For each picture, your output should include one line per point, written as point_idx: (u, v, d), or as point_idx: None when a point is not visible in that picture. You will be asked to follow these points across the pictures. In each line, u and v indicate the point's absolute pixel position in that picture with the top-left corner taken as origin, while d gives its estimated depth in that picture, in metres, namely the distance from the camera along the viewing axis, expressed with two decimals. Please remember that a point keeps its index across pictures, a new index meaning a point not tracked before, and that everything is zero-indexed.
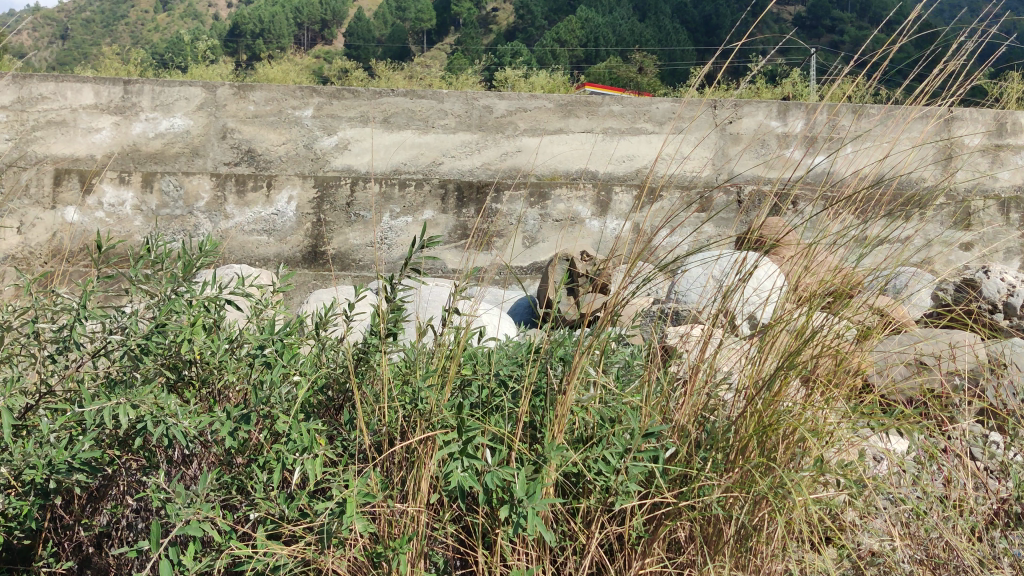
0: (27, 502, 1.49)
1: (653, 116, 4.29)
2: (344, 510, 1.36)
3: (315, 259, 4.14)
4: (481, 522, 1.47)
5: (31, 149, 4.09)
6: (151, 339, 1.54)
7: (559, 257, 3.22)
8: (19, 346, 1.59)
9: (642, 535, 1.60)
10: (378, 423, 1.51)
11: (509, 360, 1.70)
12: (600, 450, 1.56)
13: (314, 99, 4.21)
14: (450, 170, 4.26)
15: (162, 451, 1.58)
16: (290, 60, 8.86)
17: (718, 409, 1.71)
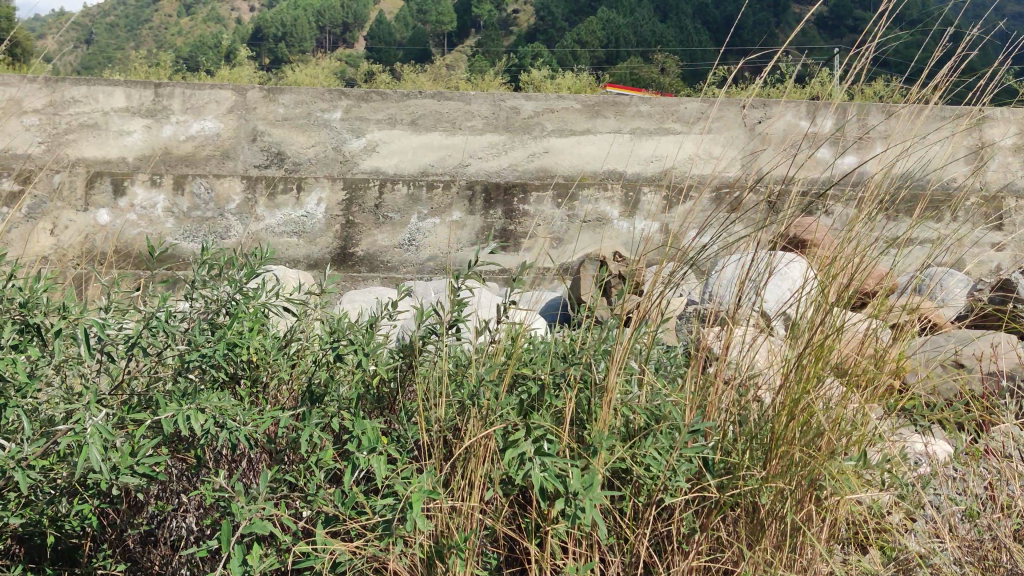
0: (89, 504, 1.52)
1: (681, 116, 4.26)
2: (404, 507, 1.39)
3: (344, 260, 4.18)
4: (533, 519, 1.49)
5: (64, 152, 4.13)
6: (218, 348, 1.58)
7: (591, 257, 3.23)
8: (78, 350, 1.63)
9: (690, 532, 1.60)
10: (432, 421, 1.54)
11: (554, 356, 1.71)
12: (650, 445, 1.56)
13: (343, 101, 4.22)
14: (477, 171, 4.27)
15: (213, 450, 1.62)
16: (318, 61, 8.95)
17: (757, 406, 1.73)
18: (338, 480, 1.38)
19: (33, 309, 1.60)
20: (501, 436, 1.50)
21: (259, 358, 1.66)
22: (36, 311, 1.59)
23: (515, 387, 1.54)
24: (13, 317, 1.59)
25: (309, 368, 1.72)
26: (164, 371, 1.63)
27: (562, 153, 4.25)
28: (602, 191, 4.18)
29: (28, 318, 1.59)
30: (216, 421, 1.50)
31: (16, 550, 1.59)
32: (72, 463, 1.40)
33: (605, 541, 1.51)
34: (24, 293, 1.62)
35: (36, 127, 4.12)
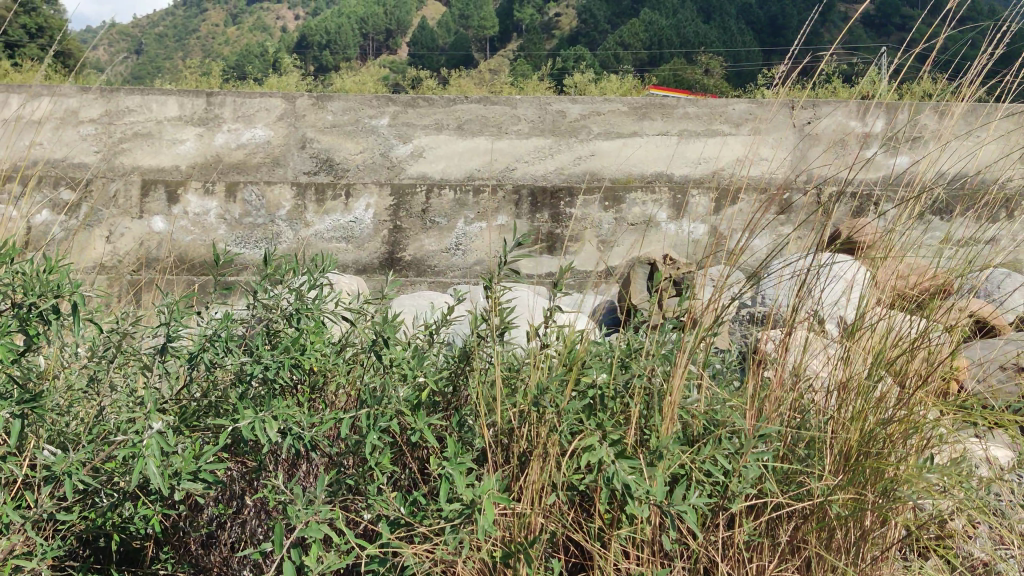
0: (153, 507, 1.54)
1: (729, 118, 4.24)
2: (469, 513, 1.41)
3: (392, 265, 4.21)
4: (596, 524, 1.50)
5: (119, 160, 4.24)
6: (277, 354, 1.59)
7: (641, 259, 3.22)
8: (136, 354, 1.64)
9: (752, 538, 1.59)
10: (493, 424, 1.56)
11: (610, 360, 1.72)
12: (710, 451, 1.55)
13: (390, 108, 4.26)
14: (523, 175, 4.28)
15: (275, 454, 1.64)
16: (368, 70, 9.07)
17: (814, 410, 1.72)
18: (404, 484, 1.40)
19: (35, 289, 1.45)
20: (564, 441, 1.51)
21: (316, 364, 1.69)
22: (41, 295, 1.44)
23: (576, 392, 1.55)
24: (23, 305, 1.45)
25: (366, 372, 1.73)
26: (223, 375, 1.65)
27: (608, 156, 4.24)
28: (650, 193, 4.12)
29: (36, 302, 1.44)
30: (281, 426, 1.51)
31: (81, 551, 1.61)
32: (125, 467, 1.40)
33: (668, 545, 1.52)
34: (35, 274, 1.47)
35: (92, 137, 4.21)
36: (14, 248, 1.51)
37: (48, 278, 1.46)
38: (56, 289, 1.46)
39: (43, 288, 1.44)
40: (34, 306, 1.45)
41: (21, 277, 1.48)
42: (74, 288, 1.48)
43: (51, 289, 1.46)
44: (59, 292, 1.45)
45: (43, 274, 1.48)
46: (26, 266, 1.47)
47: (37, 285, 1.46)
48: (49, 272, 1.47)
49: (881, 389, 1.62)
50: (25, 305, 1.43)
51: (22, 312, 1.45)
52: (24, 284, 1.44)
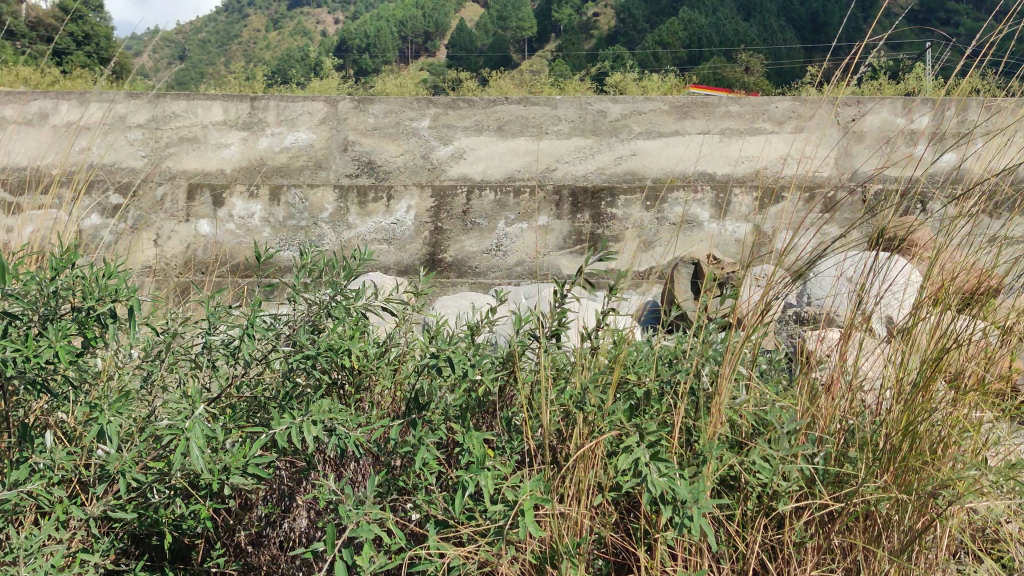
0: (205, 505, 1.56)
1: (771, 116, 4.20)
2: (516, 514, 1.41)
3: (433, 266, 4.23)
4: (643, 525, 1.50)
5: (166, 165, 4.30)
6: (322, 352, 1.60)
7: (685, 258, 3.20)
8: (187, 354, 1.67)
9: (802, 541, 1.58)
10: (538, 423, 1.57)
11: (656, 359, 1.72)
12: (757, 451, 1.54)
13: (431, 110, 4.29)
14: (565, 175, 4.26)
15: (322, 453, 1.65)
16: (411, 72, 9.18)
17: (863, 410, 1.70)
18: (449, 484, 1.40)
19: (93, 294, 1.48)
20: (607, 441, 1.51)
21: (361, 364, 1.69)
22: (99, 298, 1.47)
23: (620, 392, 1.55)
24: (81, 309, 1.48)
25: (410, 374, 1.74)
26: (272, 375, 1.67)
27: (649, 155, 4.21)
28: (693, 193, 4.12)
29: (95, 307, 1.47)
30: (327, 425, 1.52)
31: (135, 549, 1.63)
32: (178, 464, 1.43)
33: (714, 547, 1.51)
34: (93, 279, 1.50)
35: (139, 142, 4.30)
36: (74, 253, 1.55)
37: (107, 282, 1.49)
38: (114, 293, 1.49)
39: (101, 292, 1.47)
40: (92, 309, 1.48)
41: (80, 282, 1.52)
42: (131, 292, 1.52)
43: (110, 292, 1.49)
44: (117, 295, 1.48)
45: (101, 278, 1.51)
46: (84, 271, 1.51)
47: (95, 289, 1.49)
48: (107, 276, 1.50)
49: (932, 387, 1.59)
50: (84, 307, 1.46)
51: (81, 314, 1.48)
52: (83, 288, 1.47)
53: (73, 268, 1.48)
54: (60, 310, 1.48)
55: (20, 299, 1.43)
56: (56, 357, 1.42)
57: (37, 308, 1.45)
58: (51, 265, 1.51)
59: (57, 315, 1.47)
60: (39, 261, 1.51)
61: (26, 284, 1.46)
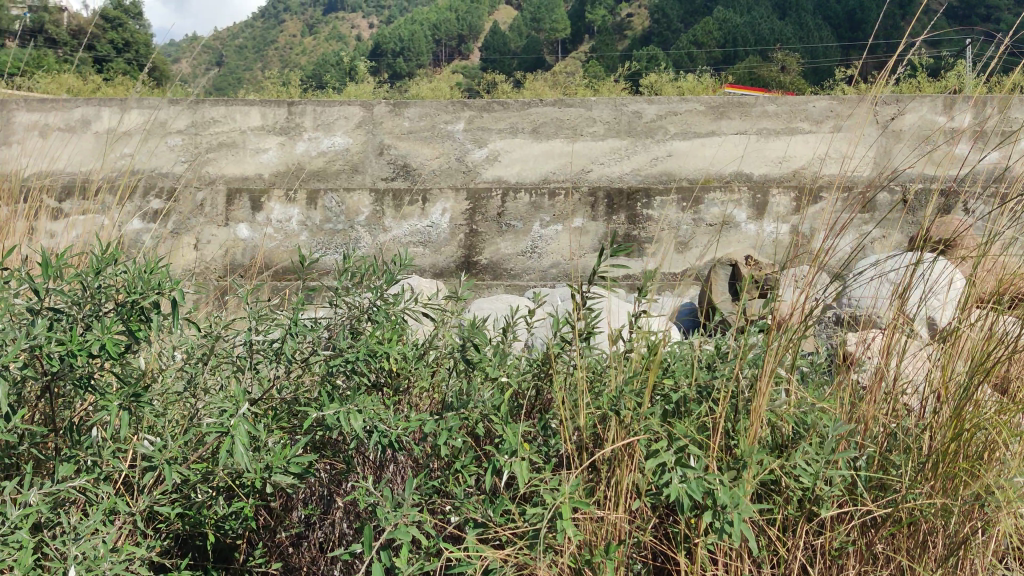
0: (247, 505, 1.57)
1: (810, 115, 4.15)
2: (555, 517, 1.41)
3: (469, 268, 4.26)
4: (682, 529, 1.49)
5: (206, 170, 4.35)
6: (361, 355, 1.61)
7: (722, 260, 3.20)
8: (230, 357, 1.69)
9: (845, 546, 1.56)
10: (577, 426, 1.57)
11: (696, 362, 1.71)
12: (798, 456, 1.53)
13: (465, 113, 4.30)
14: (599, 177, 4.24)
15: (362, 456, 1.66)
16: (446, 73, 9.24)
17: (907, 414, 1.68)
18: (488, 486, 1.41)
19: (137, 289, 1.49)
20: (648, 444, 1.50)
21: (399, 367, 1.70)
22: (144, 291, 1.48)
23: (659, 394, 1.54)
24: (127, 302, 1.49)
25: (448, 377, 1.75)
26: (311, 378, 1.68)
27: (685, 156, 4.18)
28: (730, 193, 4.13)
29: (139, 300, 1.48)
30: (367, 426, 1.53)
31: (179, 549, 1.66)
32: (221, 458, 1.44)
33: (755, 552, 1.50)
34: (136, 274, 1.51)
35: (179, 148, 4.36)
36: (118, 250, 1.56)
37: (151, 277, 1.51)
38: (158, 287, 1.50)
39: (145, 286, 1.49)
40: (137, 304, 1.49)
41: (124, 278, 1.53)
42: (174, 287, 1.53)
43: (155, 286, 1.50)
44: (161, 289, 1.49)
45: (145, 274, 1.52)
46: (129, 266, 1.52)
47: (138, 283, 1.50)
48: (151, 271, 1.52)
49: (977, 391, 1.56)
50: (129, 301, 1.48)
51: (126, 308, 1.49)
52: (128, 282, 1.48)
53: (117, 264, 1.50)
54: (106, 304, 1.50)
55: (66, 296, 1.45)
56: (102, 350, 1.43)
57: (83, 303, 1.47)
58: (96, 262, 1.53)
59: (102, 310, 1.49)
60: (84, 259, 1.53)
61: (72, 280, 1.48)
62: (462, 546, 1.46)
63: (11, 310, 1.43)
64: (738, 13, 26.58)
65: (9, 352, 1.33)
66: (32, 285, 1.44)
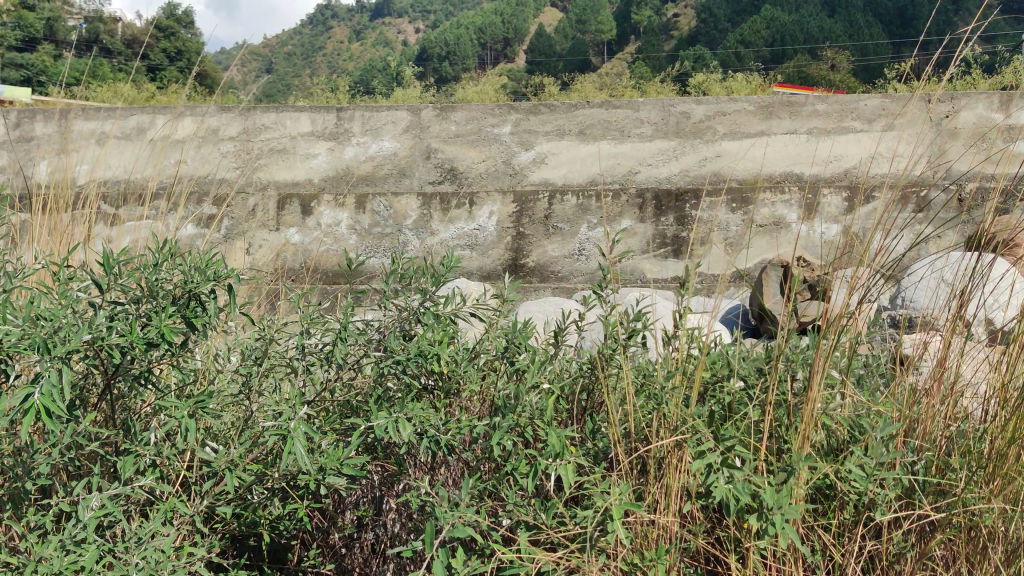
0: (301, 506, 1.59)
1: (861, 114, 4.09)
2: (606, 520, 1.40)
3: (516, 271, 4.27)
4: (735, 534, 1.47)
5: (257, 176, 4.42)
6: (411, 356, 1.62)
7: (775, 262, 3.18)
8: (283, 360, 1.71)
9: (903, 552, 1.52)
10: (627, 429, 1.56)
11: (747, 364, 1.69)
12: (853, 460, 1.50)
13: (511, 116, 4.31)
14: (647, 178, 4.22)
15: (413, 459, 1.68)
16: (492, 77, 9.29)
17: (966, 418, 1.64)
18: (538, 488, 1.41)
19: (195, 278, 1.51)
20: (700, 447, 1.49)
21: (449, 370, 1.70)
22: (200, 281, 1.50)
23: (711, 396, 1.53)
24: (182, 293, 1.51)
25: (499, 380, 1.76)
26: (361, 380, 1.69)
27: (734, 157, 4.14)
28: (779, 193, 4.09)
29: (196, 290, 1.50)
30: (417, 428, 1.53)
31: (236, 550, 1.69)
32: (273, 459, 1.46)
33: (809, 558, 1.48)
34: (192, 265, 1.53)
35: (231, 154, 4.44)
36: (175, 245, 1.58)
37: (206, 266, 1.52)
38: (214, 276, 1.52)
39: (202, 276, 1.50)
40: (194, 293, 1.51)
41: (181, 269, 1.55)
42: (230, 276, 1.55)
43: (209, 275, 1.52)
44: (215, 277, 1.51)
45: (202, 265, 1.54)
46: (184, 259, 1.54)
47: (196, 273, 1.52)
48: (208, 262, 1.54)
49: None
50: (186, 291, 1.49)
51: (182, 299, 1.51)
52: (184, 272, 1.50)
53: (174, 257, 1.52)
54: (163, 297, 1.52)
55: (124, 289, 1.46)
56: (160, 340, 1.45)
57: (140, 296, 1.48)
58: (151, 257, 1.55)
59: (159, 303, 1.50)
60: (141, 253, 1.55)
61: (129, 273, 1.49)
62: (514, 548, 1.46)
63: (71, 305, 1.44)
64: (786, 11, 26.31)
65: (70, 340, 1.32)
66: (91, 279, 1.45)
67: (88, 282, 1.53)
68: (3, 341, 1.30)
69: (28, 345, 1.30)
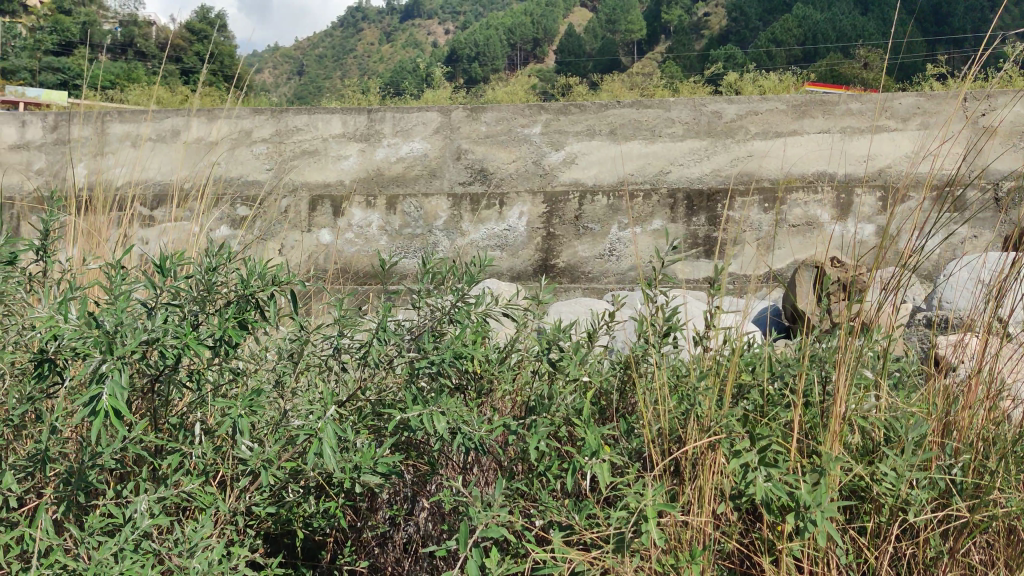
0: (335, 503, 1.61)
1: (895, 112, 4.05)
2: (640, 521, 1.40)
3: (547, 271, 4.26)
4: (769, 535, 1.47)
5: (290, 177, 4.44)
6: (446, 357, 1.62)
7: (808, 261, 3.16)
8: (318, 360, 1.73)
9: (939, 555, 1.51)
10: (660, 429, 1.55)
11: (781, 366, 1.68)
12: (888, 462, 1.49)
13: (542, 117, 4.31)
14: (678, 179, 4.20)
15: (445, 458, 1.68)
16: (522, 77, 9.31)
17: (1003, 421, 1.62)
18: (572, 488, 1.41)
19: (254, 283, 1.53)
20: (735, 448, 1.49)
21: (483, 370, 1.70)
22: (259, 286, 1.52)
23: (744, 396, 1.52)
24: (239, 297, 1.53)
25: (530, 380, 1.76)
26: (393, 379, 1.70)
27: (765, 156, 4.12)
28: (811, 194, 4.05)
29: (255, 294, 1.53)
30: (451, 425, 1.54)
31: (271, 548, 1.71)
32: (309, 458, 1.46)
33: (844, 560, 1.47)
34: (250, 270, 1.55)
35: (264, 155, 4.47)
36: (229, 250, 1.60)
37: (265, 272, 1.54)
38: (275, 281, 1.54)
39: (260, 281, 1.52)
40: (253, 297, 1.53)
41: (239, 273, 1.57)
42: (290, 281, 1.56)
43: (270, 281, 1.54)
44: (275, 284, 1.53)
45: (263, 270, 1.56)
46: (241, 263, 1.56)
47: (255, 279, 1.54)
48: (269, 267, 1.55)
49: None
50: (244, 295, 1.52)
51: (241, 303, 1.53)
52: (243, 277, 1.52)
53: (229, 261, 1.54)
54: (218, 300, 1.54)
55: (176, 290, 1.49)
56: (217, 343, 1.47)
57: (192, 299, 1.51)
58: (203, 261, 1.57)
59: (212, 306, 1.53)
60: (190, 257, 1.57)
61: (182, 275, 1.52)
62: (548, 548, 1.47)
63: (124, 305, 1.47)
64: (818, 10, 26.09)
65: (122, 341, 1.35)
66: (150, 282, 1.47)
67: (141, 283, 1.55)
68: (59, 342, 1.33)
69: (87, 346, 1.33)
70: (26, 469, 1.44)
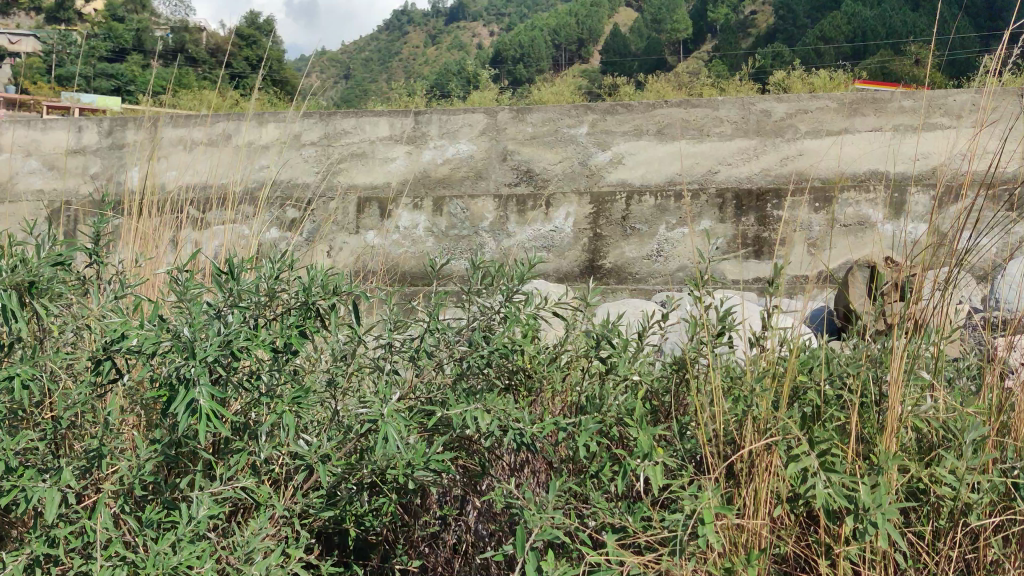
0: (388, 501, 1.62)
1: (949, 109, 3.98)
2: (694, 523, 1.39)
3: (593, 272, 4.28)
4: (826, 538, 1.44)
5: (338, 179, 4.50)
6: (496, 352, 1.65)
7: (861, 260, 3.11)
8: (367, 360, 1.73)
9: (1001, 558, 1.47)
10: (714, 430, 1.54)
11: (836, 368, 1.66)
12: (948, 463, 1.46)
13: (588, 116, 4.29)
14: (726, 178, 4.17)
15: (495, 458, 1.68)
16: (567, 78, 9.29)
17: None
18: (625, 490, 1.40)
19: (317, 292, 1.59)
20: (790, 451, 1.47)
21: (532, 366, 1.72)
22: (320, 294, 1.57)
23: (801, 398, 1.50)
24: (302, 304, 1.58)
25: (580, 379, 1.74)
26: (442, 379, 1.70)
27: (817, 155, 4.06)
28: (864, 193, 4.00)
29: (318, 302, 1.59)
30: (500, 423, 1.54)
31: (324, 546, 1.72)
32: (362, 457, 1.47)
33: (904, 564, 1.44)
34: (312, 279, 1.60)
35: (313, 158, 4.52)
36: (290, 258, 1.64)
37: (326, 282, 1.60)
38: (336, 290, 1.60)
39: (323, 289, 1.58)
40: (316, 304, 1.59)
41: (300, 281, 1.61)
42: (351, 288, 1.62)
43: (331, 292, 1.60)
44: (336, 294, 1.59)
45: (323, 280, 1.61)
46: (303, 272, 1.61)
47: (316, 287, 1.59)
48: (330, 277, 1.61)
49: None
50: (307, 302, 1.57)
51: (307, 311, 1.59)
52: (306, 285, 1.57)
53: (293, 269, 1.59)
54: (279, 308, 1.59)
55: (241, 293, 1.51)
56: (281, 347, 1.52)
57: (257, 304, 1.55)
58: (262, 267, 1.60)
59: (275, 312, 1.58)
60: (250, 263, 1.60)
61: (247, 280, 1.54)
62: (601, 549, 1.46)
63: (188, 306, 1.51)
64: (867, 6, 25.67)
65: (186, 343, 1.38)
66: (219, 288, 1.52)
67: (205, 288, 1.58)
68: (131, 343, 1.38)
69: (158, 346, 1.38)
70: (87, 466, 1.46)
